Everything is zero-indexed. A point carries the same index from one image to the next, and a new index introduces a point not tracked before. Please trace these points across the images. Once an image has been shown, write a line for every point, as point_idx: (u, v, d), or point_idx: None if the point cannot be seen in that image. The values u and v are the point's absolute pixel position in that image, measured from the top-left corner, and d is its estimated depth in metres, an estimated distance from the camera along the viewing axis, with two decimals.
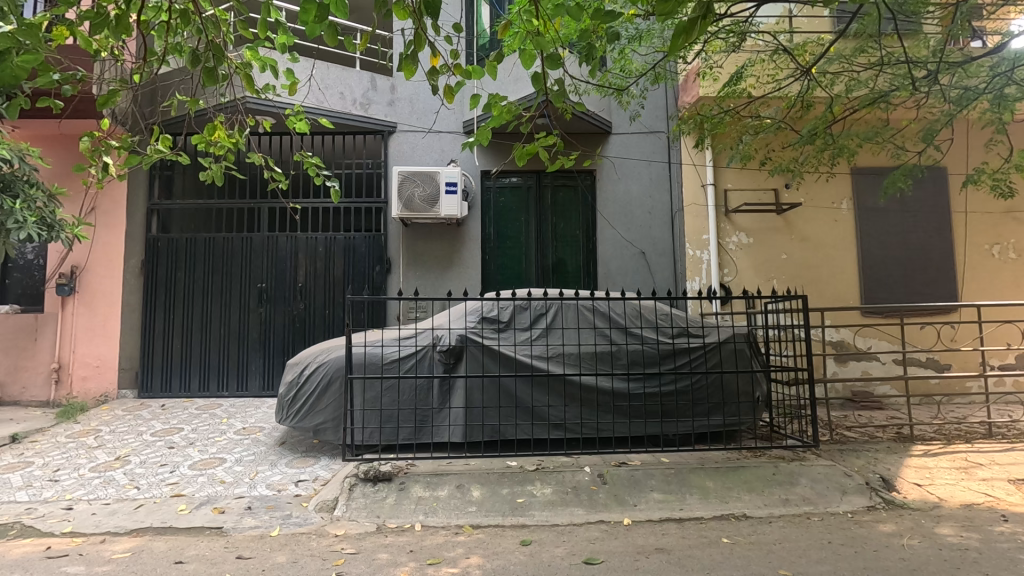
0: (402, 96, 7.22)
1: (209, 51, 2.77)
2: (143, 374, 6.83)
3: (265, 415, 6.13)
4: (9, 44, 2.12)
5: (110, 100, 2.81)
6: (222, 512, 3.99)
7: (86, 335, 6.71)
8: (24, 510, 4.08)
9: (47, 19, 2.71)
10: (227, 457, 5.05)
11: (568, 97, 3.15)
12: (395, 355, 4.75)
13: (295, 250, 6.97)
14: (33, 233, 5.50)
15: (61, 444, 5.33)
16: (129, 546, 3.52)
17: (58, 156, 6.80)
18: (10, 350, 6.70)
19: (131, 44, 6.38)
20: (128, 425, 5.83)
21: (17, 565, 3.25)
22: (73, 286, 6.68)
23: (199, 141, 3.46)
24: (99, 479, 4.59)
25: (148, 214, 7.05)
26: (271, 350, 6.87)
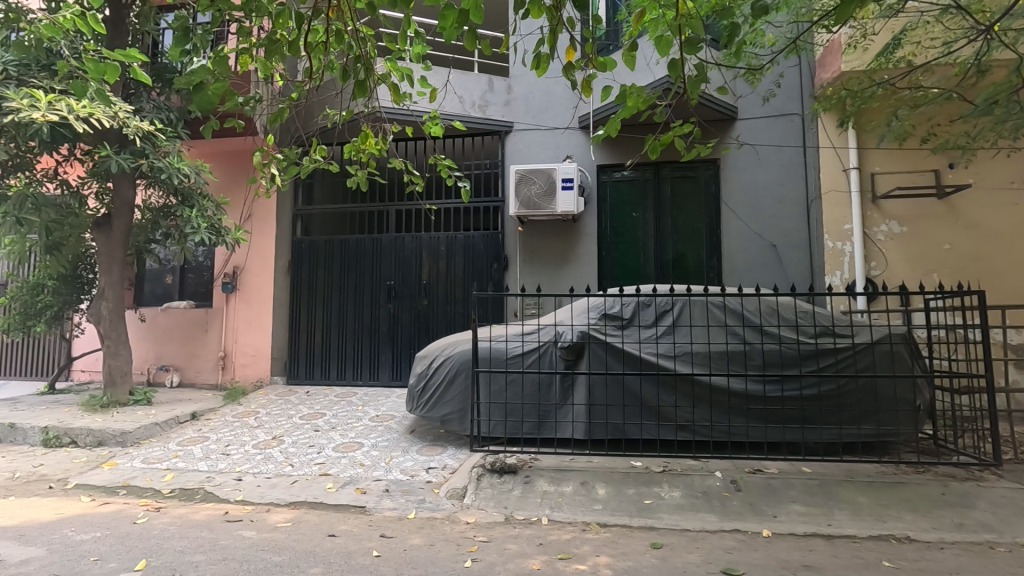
0: (518, 96, 7.32)
1: (357, 64, 3.00)
2: (291, 363, 7.61)
3: (395, 404, 6.54)
4: (205, 74, 2.57)
5: (279, 117, 3.17)
6: (364, 493, 4.33)
7: (244, 327, 7.60)
8: (205, 478, 4.72)
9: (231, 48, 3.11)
10: (365, 441, 5.46)
11: (706, 82, 3.03)
12: (518, 350, 4.84)
13: (419, 250, 7.36)
14: (204, 238, 6.32)
15: (229, 423, 6.10)
16: (288, 516, 3.94)
17: (222, 171, 7.81)
18: (187, 340, 7.79)
19: (289, 67, 7.17)
20: (281, 408, 6.52)
21: (203, 526, 3.76)
22: (235, 284, 7.64)
23: (350, 150, 3.77)
24: (261, 455, 5.20)
25: (294, 219, 7.82)
26: (399, 343, 7.31)
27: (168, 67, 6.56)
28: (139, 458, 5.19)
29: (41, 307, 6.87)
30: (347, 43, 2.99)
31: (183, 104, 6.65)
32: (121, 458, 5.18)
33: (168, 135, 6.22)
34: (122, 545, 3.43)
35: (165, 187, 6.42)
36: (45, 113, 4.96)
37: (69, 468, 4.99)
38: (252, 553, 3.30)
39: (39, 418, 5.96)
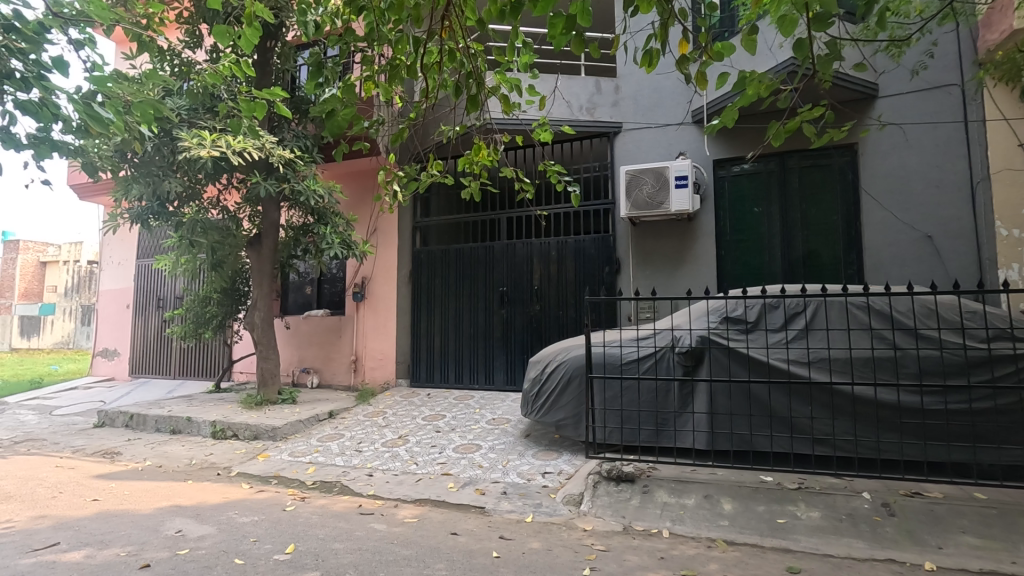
0: (626, 95, 7.17)
1: (469, 80, 3.13)
2: (414, 367, 8.07)
3: (510, 407, 6.67)
4: (336, 104, 2.87)
5: (399, 137, 3.38)
6: (483, 494, 4.46)
7: (373, 333, 8.21)
8: (341, 472, 5.15)
9: (357, 77, 3.37)
10: (482, 443, 5.63)
11: (840, 60, 2.74)
12: (633, 356, 4.73)
13: (530, 255, 7.46)
14: (337, 252, 6.93)
15: (361, 422, 6.60)
16: (414, 513, 4.17)
17: (351, 190, 8.55)
18: (324, 345, 8.59)
19: (407, 89, 7.65)
20: (406, 409, 6.94)
21: (341, 517, 4.10)
22: (364, 294, 8.28)
23: (465, 162, 3.92)
24: (389, 453, 5.57)
25: (413, 231, 8.30)
26: (513, 348, 7.44)
27: (304, 99, 7.31)
28: (287, 452, 5.80)
29: (208, 317, 7.94)
30: (460, 61, 3.12)
31: (317, 132, 7.37)
32: (272, 451, 5.82)
33: (305, 160, 6.92)
34: (274, 529, 3.84)
35: (304, 207, 7.16)
36: (210, 149, 5.75)
37: (233, 458, 5.71)
38: (383, 544, 3.54)
39: (209, 414, 6.89)
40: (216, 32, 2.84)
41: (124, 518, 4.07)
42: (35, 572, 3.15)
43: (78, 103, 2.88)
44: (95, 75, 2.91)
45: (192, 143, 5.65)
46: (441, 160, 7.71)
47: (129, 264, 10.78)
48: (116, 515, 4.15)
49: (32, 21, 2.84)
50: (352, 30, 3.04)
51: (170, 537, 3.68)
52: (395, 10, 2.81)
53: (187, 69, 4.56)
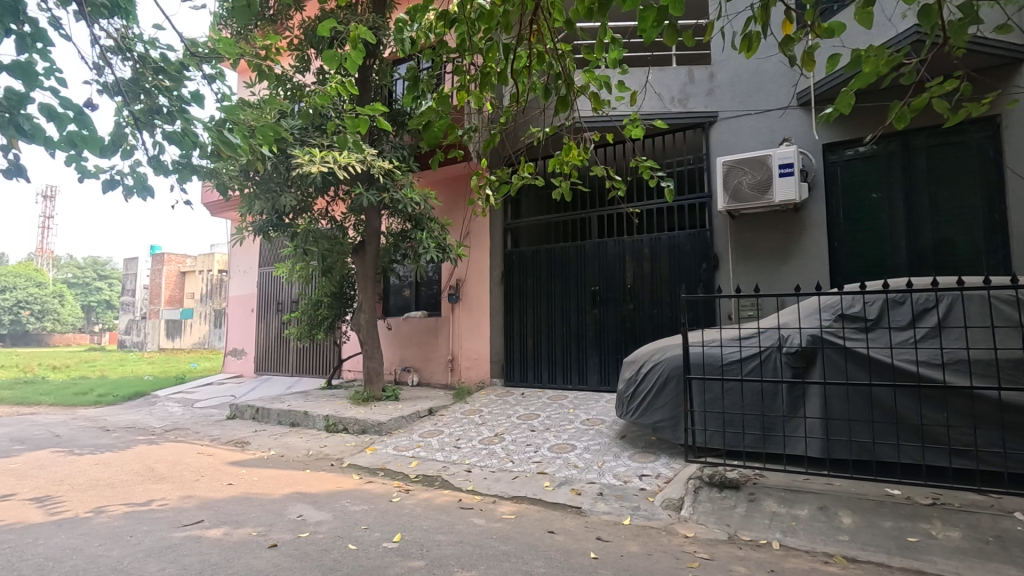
0: (722, 82, 6.83)
1: (558, 81, 3.14)
2: (508, 366, 8.22)
3: (605, 408, 6.58)
4: (432, 114, 3.04)
5: (491, 143, 3.46)
6: (579, 494, 4.45)
7: (468, 334, 8.47)
8: (442, 467, 5.38)
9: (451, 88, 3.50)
10: (577, 444, 5.62)
11: (977, 24, 2.43)
12: (735, 356, 4.50)
13: (622, 253, 7.34)
14: (433, 256, 7.21)
15: (459, 419, 6.84)
16: (512, 509, 4.25)
17: (446, 196, 8.90)
18: (424, 344, 9.01)
19: (498, 94, 7.82)
20: (501, 408, 7.09)
21: (442, 510, 4.28)
22: (459, 295, 8.57)
23: (556, 163, 3.92)
24: (486, 451, 5.72)
25: (505, 232, 8.45)
26: (606, 348, 7.34)
27: (401, 112, 7.70)
28: (392, 446, 6.14)
29: (320, 320, 8.60)
30: (549, 64, 3.14)
31: (414, 142, 7.74)
32: (378, 445, 6.19)
33: (403, 170, 7.29)
34: (382, 518, 4.09)
35: (402, 215, 7.55)
36: (320, 164, 6.24)
37: (344, 450, 6.15)
38: (483, 539, 3.65)
39: (322, 409, 7.46)
40: (325, 57, 3.09)
41: (254, 501, 4.53)
42: (185, 544, 3.60)
43: (212, 131, 3.24)
44: (225, 105, 3.26)
45: (304, 159, 6.18)
46: (531, 162, 7.80)
47: (252, 273, 11.95)
48: (248, 498, 4.63)
49: (175, 61, 3.23)
50: (444, 43, 3.18)
51: (293, 521, 4.04)
52: (485, 20, 2.89)
53: (299, 93, 4.99)
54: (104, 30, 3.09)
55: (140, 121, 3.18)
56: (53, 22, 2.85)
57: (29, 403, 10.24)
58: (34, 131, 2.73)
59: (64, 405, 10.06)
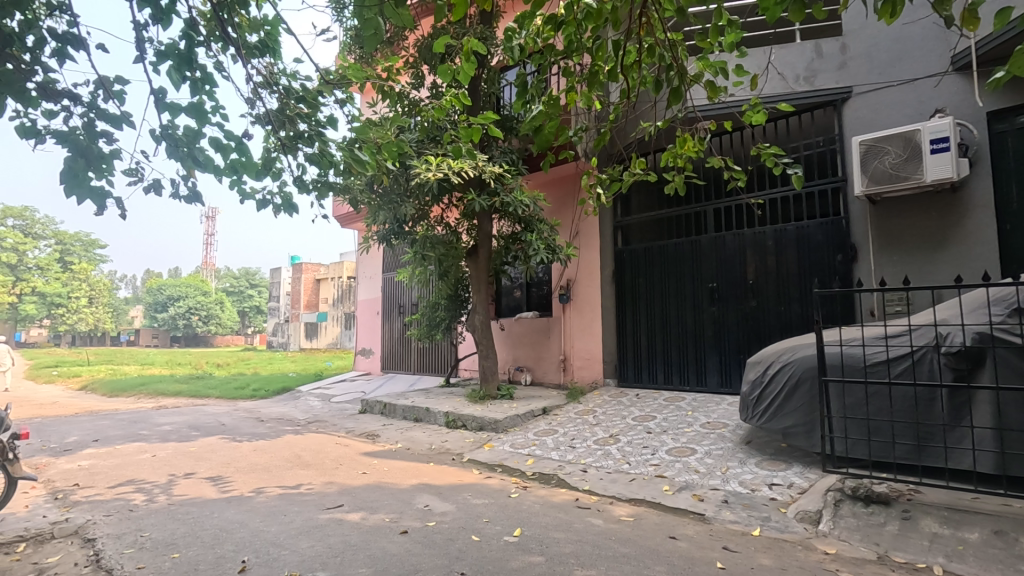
0: (857, 53, 6.18)
1: (670, 72, 3.03)
2: (621, 366, 8.07)
3: (727, 411, 6.23)
4: (545, 117, 3.11)
5: (602, 141, 3.43)
6: (702, 500, 4.25)
7: (579, 333, 8.46)
8: (557, 466, 5.43)
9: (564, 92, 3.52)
10: (697, 448, 5.38)
11: None
12: (881, 357, 4.06)
13: (742, 247, 6.92)
14: (543, 258, 7.31)
15: (572, 419, 6.86)
16: (630, 512, 4.18)
17: (554, 196, 8.98)
18: (536, 344, 9.15)
19: (607, 90, 7.74)
20: (615, 409, 6.98)
21: (560, 508, 4.32)
22: (569, 296, 8.59)
23: (670, 156, 3.76)
24: (601, 451, 5.68)
25: (614, 231, 8.33)
26: (727, 348, 6.95)
27: (510, 117, 7.90)
28: (508, 443, 6.31)
29: (438, 321, 9.06)
30: (660, 56, 3.06)
31: (522, 147, 7.90)
32: (495, 442, 6.39)
33: (512, 174, 7.47)
34: (502, 512, 4.22)
35: (513, 218, 7.73)
36: (436, 172, 6.60)
37: (463, 446, 6.43)
38: (602, 539, 3.63)
39: (442, 405, 7.86)
40: (441, 72, 3.27)
41: (386, 490, 4.89)
42: (329, 525, 3.99)
43: (345, 151, 3.57)
44: (355, 125, 3.56)
45: (422, 168, 6.58)
46: (643, 157, 7.64)
47: (377, 278, 12.90)
48: (380, 486, 5.01)
49: (313, 90, 3.60)
50: (551, 46, 3.22)
51: (420, 510, 4.30)
52: (593, 19, 2.88)
53: (416, 108, 5.31)
54: (256, 68, 3.53)
55: (287, 146, 3.60)
56: (218, 66, 3.30)
57: (201, 396, 11.91)
58: (206, 161, 3.18)
59: (227, 397, 11.57)
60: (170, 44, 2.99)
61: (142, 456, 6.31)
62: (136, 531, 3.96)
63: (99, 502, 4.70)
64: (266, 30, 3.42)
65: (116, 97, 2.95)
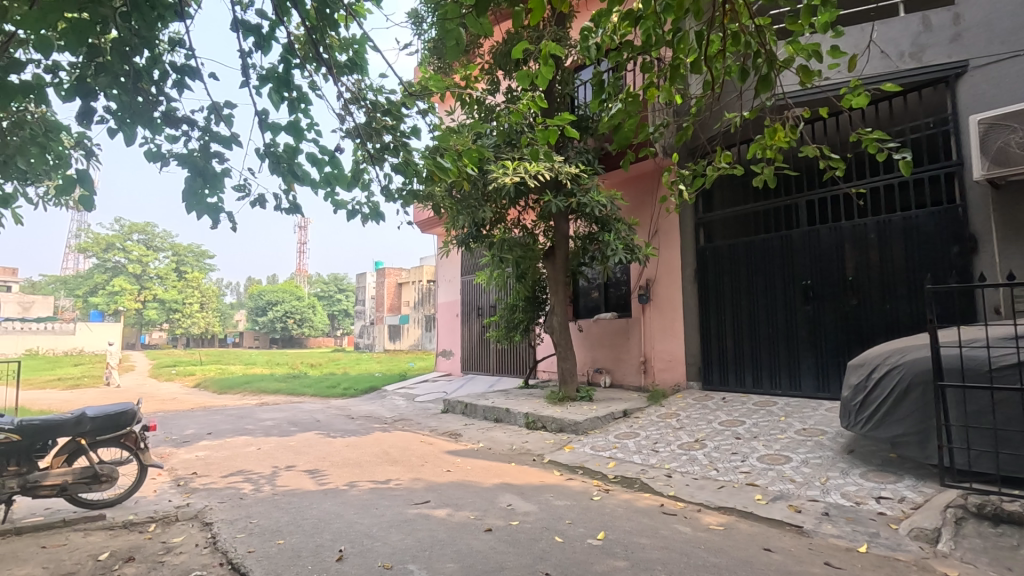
0: (972, 23, 5.59)
1: (758, 60, 2.88)
2: (705, 369, 7.75)
3: (825, 417, 5.81)
4: (624, 115, 3.07)
5: (685, 136, 3.32)
6: (799, 512, 4.00)
7: (660, 335, 8.23)
8: (640, 470, 5.32)
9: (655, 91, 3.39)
10: (792, 455, 5.06)
11: None
12: (1012, 360, 3.62)
13: (840, 241, 6.45)
14: (621, 258, 7.19)
15: (655, 422, 6.68)
16: (719, 520, 4.01)
17: (632, 195, 8.83)
18: (615, 346, 9.01)
19: (688, 83, 7.52)
20: (700, 412, 6.73)
21: (644, 513, 4.22)
22: (649, 296, 8.39)
23: (758, 148, 3.56)
24: (686, 456, 5.49)
25: (696, 227, 8.03)
26: (824, 350, 6.50)
27: (585, 117, 7.86)
28: (589, 445, 6.26)
29: (516, 323, 9.16)
30: (746, 43, 2.92)
31: (598, 146, 7.83)
32: (576, 444, 6.36)
33: (588, 173, 7.41)
34: (585, 515, 4.19)
35: (589, 218, 7.67)
36: (512, 175, 6.70)
37: (544, 447, 6.45)
38: (690, 547, 3.51)
39: (522, 406, 7.93)
40: (519, 76, 3.33)
41: (470, 488, 5.01)
42: (417, 520, 4.14)
43: (428, 159, 3.71)
44: (437, 134, 3.69)
45: (499, 172, 6.71)
46: (730, 149, 7.34)
47: (456, 281, 13.25)
48: (464, 484, 5.14)
49: (397, 102, 3.76)
50: (629, 42, 3.16)
51: (503, 509, 4.37)
52: (672, 11, 2.80)
53: (494, 113, 5.42)
54: (346, 85, 3.75)
55: (375, 157, 3.79)
56: (312, 86, 3.54)
57: (298, 394, 12.77)
58: (303, 175, 3.41)
59: (321, 396, 12.33)
60: (271, 68, 3.25)
61: (249, 449, 6.87)
62: (246, 518, 4.31)
63: (214, 489, 5.17)
64: (354, 48, 3.63)
65: (226, 120, 3.23)
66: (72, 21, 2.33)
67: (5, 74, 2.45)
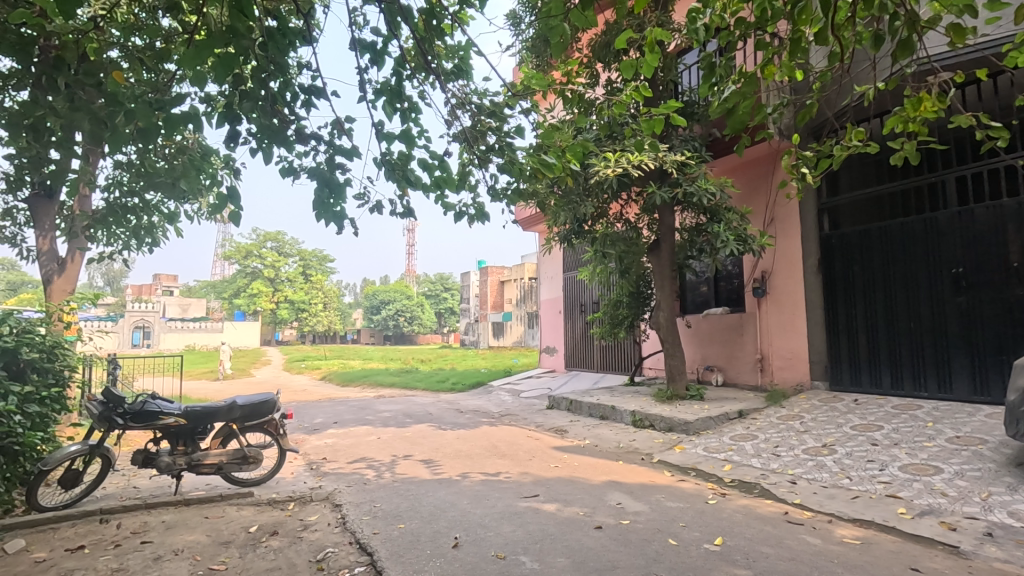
0: None
1: (896, 23, 2.56)
2: (833, 367, 7.09)
3: (983, 424, 5.08)
4: (740, 97, 2.89)
5: (809, 114, 3.05)
6: (954, 531, 3.54)
7: (779, 330, 7.67)
8: (760, 475, 4.99)
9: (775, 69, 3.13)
10: (943, 467, 4.48)
11: None
12: None
13: (1000, 222, 5.61)
14: (733, 249, 6.76)
15: (775, 424, 6.23)
16: (855, 534, 3.66)
17: (744, 182, 8.33)
18: (728, 342, 8.54)
19: (816, 52, 6.94)
20: (828, 415, 6.17)
21: (766, 520, 3.96)
22: (766, 289, 7.84)
23: (897, 122, 3.17)
24: (813, 462, 5.07)
25: (819, 213, 7.38)
26: (982, 347, 5.68)
27: (691, 103, 7.52)
28: (701, 446, 5.99)
29: (620, 319, 8.98)
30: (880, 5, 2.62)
31: (706, 132, 7.45)
32: (687, 444, 6.11)
33: (695, 161, 7.08)
34: (700, 518, 4.02)
35: (697, 208, 7.32)
36: (614, 168, 6.62)
37: (653, 446, 6.27)
38: (821, 560, 3.24)
39: (629, 404, 7.77)
40: (624, 66, 3.27)
41: (578, 484, 5.00)
42: (527, 513, 4.21)
43: (532, 158, 3.76)
44: (540, 132, 3.71)
45: (600, 166, 6.64)
46: (866, 122, 6.69)
47: (558, 278, 13.29)
48: (573, 480, 5.14)
49: (500, 103, 3.83)
50: (741, 19, 2.97)
51: (613, 508, 4.31)
52: None
53: (595, 107, 5.35)
54: (452, 91, 3.89)
55: (481, 158, 3.90)
56: (421, 95, 3.72)
57: (411, 387, 13.53)
58: (415, 180, 3.60)
59: (431, 390, 12.95)
60: (384, 81, 3.46)
61: (370, 438, 7.39)
62: (371, 502, 4.64)
63: (342, 474, 5.62)
64: (460, 55, 3.76)
65: (346, 133, 3.49)
66: (221, 56, 2.61)
67: (169, 106, 2.79)
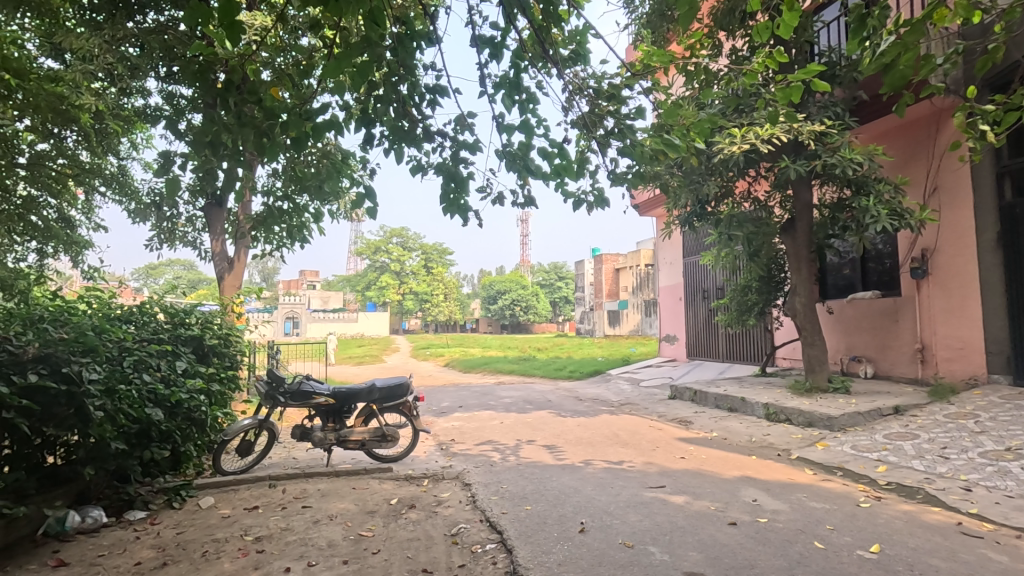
0: None
1: None
2: (1017, 359, 6.05)
3: None
4: (900, 50, 2.52)
5: (990, 63, 2.59)
6: None
7: (945, 316, 6.70)
8: (924, 479, 4.42)
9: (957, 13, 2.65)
10: None
11: None
12: None
13: None
14: (887, 225, 5.98)
15: (941, 423, 5.48)
16: None
17: (898, 147, 7.38)
18: (878, 330, 7.65)
19: None
20: (1012, 415, 5.28)
21: (934, 530, 3.50)
22: (927, 269, 6.89)
23: None
24: (993, 468, 4.38)
25: (999, 179, 6.30)
26: None
27: (831, 64, 6.76)
28: (848, 444, 5.44)
29: (749, 305, 8.41)
30: None
31: (848, 95, 6.67)
32: (831, 441, 5.58)
33: (837, 128, 6.38)
34: (852, 522, 3.65)
35: (839, 181, 6.60)
36: (741, 144, 6.19)
37: (790, 441, 5.81)
38: None
39: (761, 396, 7.27)
40: (757, 30, 3.03)
41: (708, 478, 4.79)
42: (655, 504, 4.12)
43: (654, 139, 3.63)
44: (662, 111, 3.56)
45: (725, 142, 6.23)
46: None
47: (678, 264, 12.75)
48: (701, 473, 4.94)
49: (619, 84, 3.73)
50: None
51: (748, 504, 4.07)
52: None
53: (719, 80, 5.03)
54: (569, 77, 3.85)
55: (601, 143, 3.83)
56: (539, 85, 3.73)
57: (529, 375, 13.83)
58: (536, 169, 3.63)
59: (549, 378, 13.11)
60: (503, 74, 3.52)
61: (493, 422, 7.67)
62: (498, 483, 4.82)
63: (470, 455, 5.90)
64: (578, 40, 3.71)
65: (469, 128, 3.60)
66: (359, 66, 2.82)
67: (315, 117, 3.12)
